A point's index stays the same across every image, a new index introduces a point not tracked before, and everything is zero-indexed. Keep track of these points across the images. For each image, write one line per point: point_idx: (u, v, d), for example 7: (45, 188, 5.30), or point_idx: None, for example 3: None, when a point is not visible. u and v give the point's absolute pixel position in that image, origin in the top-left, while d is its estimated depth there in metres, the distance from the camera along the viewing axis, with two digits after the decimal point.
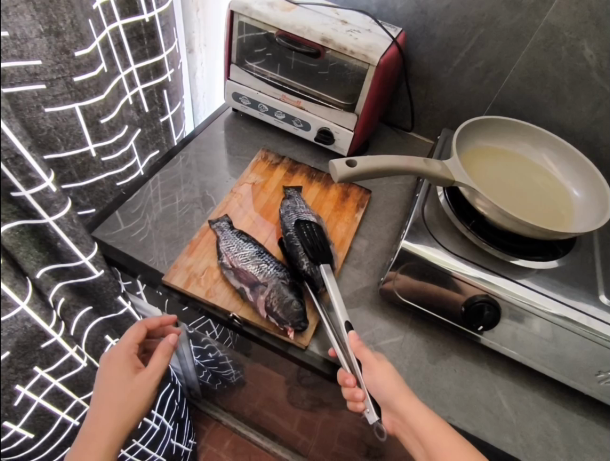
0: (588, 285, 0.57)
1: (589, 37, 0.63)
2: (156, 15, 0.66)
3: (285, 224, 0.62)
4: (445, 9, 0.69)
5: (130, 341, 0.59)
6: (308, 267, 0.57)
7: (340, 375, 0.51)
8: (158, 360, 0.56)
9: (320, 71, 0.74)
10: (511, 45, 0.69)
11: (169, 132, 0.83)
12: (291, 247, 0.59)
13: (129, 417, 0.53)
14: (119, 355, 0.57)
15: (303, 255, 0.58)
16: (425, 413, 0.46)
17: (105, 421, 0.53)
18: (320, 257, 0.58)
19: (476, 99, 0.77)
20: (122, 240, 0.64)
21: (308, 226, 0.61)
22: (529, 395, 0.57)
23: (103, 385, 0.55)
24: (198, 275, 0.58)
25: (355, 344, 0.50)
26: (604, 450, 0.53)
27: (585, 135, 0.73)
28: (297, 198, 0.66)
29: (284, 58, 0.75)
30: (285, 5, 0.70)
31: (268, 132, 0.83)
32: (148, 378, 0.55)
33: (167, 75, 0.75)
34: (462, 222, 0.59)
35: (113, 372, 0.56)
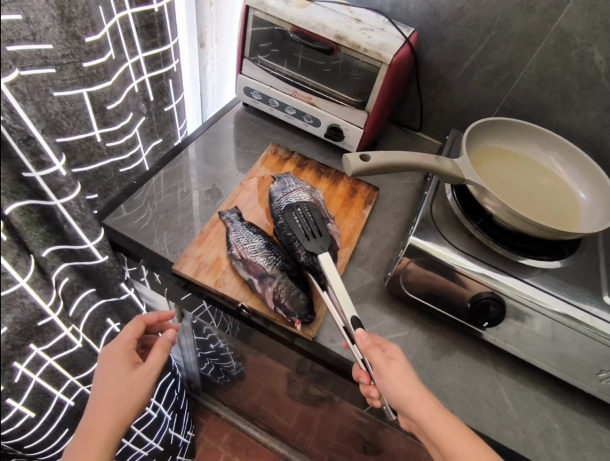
0: (593, 286, 0.58)
1: (599, 42, 0.64)
2: (165, 5, 0.67)
3: (280, 209, 0.61)
4: (457, 10, 0.70)
5: (129, 336, 0.59)
6: (306, 258, 0.55)
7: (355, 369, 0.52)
8: (157, 353, 0.57)
9: (326, 68, 0.74)
10: (521, 48, 0.69)
11: (173, 123, 0.84)
12: (287, 236, 0.57)
13: (127, 411, 0.53)
14: (118, 350, 0.58)
15: (300, 241, 0.56)
16: (439, 419, 0.45)
17: (104, 414, 0.52)
18: (318, 245, 0.56)
19: (485, 101, 0.78)
20: (124, 225, 0.62)
21: (305, 212, 0.60)
22: (531, 393, 0.58)
23: (102, 379, 0.55)
24: (207, 265, 0.59)
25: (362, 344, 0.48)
26: (603, 449, 0.54)
27: (591, 140, 0.73)
28: (293, 184, 0.65)
29: (291, 55, 0.75)
30: (300, 2, 0.70)
31: (277, 128, 0.84)
32: (147, 372, 0.55)
33: (173, 65, 0.76)
34: (469, 221, 0.60)
35: (112, 367, 0.56)
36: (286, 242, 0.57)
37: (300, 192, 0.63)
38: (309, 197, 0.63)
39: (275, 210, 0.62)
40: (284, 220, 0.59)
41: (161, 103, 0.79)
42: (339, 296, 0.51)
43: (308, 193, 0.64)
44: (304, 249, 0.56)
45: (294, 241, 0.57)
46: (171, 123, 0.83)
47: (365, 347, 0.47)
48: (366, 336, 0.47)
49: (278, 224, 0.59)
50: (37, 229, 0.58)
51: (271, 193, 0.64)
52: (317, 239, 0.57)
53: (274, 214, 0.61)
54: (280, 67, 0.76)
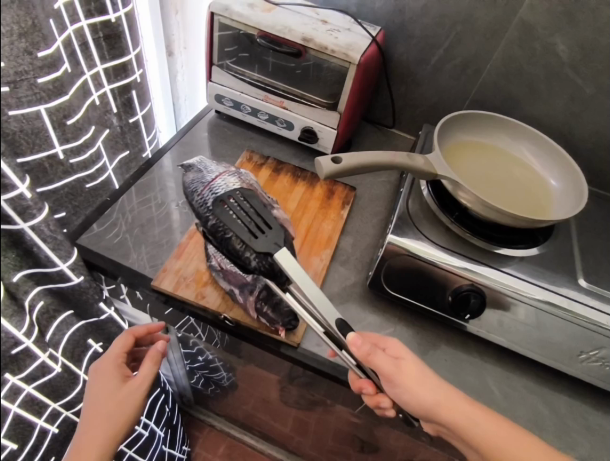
0: (569, 271, 0.59)
1: (562, 32, 0.65)
2: (123, 15, 0.65)
3: (208, 206, 0.49)
4: (422, 7, 0.70)
5: (118, 350, 0.59)
6: (258, 264, 0.46)
7: (355, 383, 0.51)
8: (147, 367, 0.57)
9: (297, 70, 0.74)
10: (487, 42, 0.70)
11: (140, 133, 0.81)
12: (225, 242, 0.47)
13: (117, 426, 0.54)
14: (108, 364, 0.58)
15: (245, 242, 0.46)
16: (455, 403, 0.47)
17: (95, 429, 0.54)
18: (269, 241, 0.47)
19: (455, 95, 0.79)
20: (95, 243, 0.62)
21: (240, 204, 0.49)
22: (518, 380, 0.58)
23: (92, 395, 0.56)
24: (187, 278, 0.58)
25: (359, 351, 0.46)
26: (590, 430, 0.55)
27: (561, 128, 0.75)
28: (219, 172, 0.53)
29: (262, 59, 0.76)
30: (265, 6, 0.69)
31: (251, 133, 0.83)
32: (136, 386, 0.56)
33: (136, 75, 0.73)
34: (446, 215, 0.61)
35: (102, 382, 0.57)
36: (224, 247, 0.48)
37: (227, 178, 0.52)
38: (240, 182, 0.52)
39: (196, 214, 0.50)
40: (215, 221, 0.48)
41: (124, 116, 0.76)
42: (316, 299, 0.46)
43: (236, 177, 0.53)
44: (251, 253, 0.46)
45: (235, 246, 0.46)
46: (140, 135, 0.81)
47: (365, 351, 0.47)
48: (364, 340, 0.47)
49: (211, 224, 0.48)
50: (6, 254, 0.55)
51: (187, 192, 0.53)
52: (263, 233, 0.47)
53: (201, 216, 0.50)
54: (250, 72, 0.76)
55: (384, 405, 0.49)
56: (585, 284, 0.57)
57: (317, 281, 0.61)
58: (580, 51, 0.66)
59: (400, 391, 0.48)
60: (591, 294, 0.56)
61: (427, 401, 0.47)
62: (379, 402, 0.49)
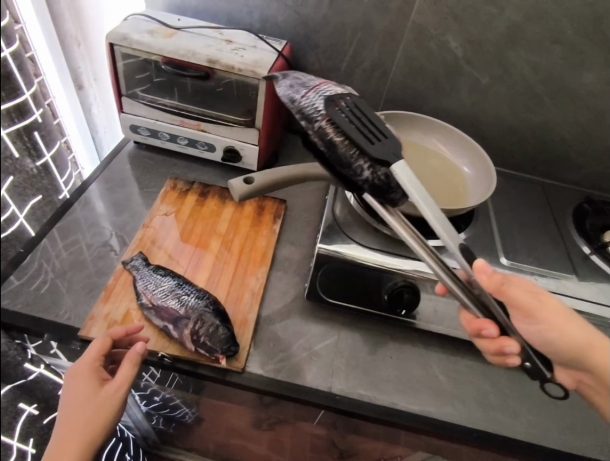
0: (490, 251, 0.63)
1: (452, 31, 0.70)
2: (8, 55, 0.62)
3: (318, 105, 0.44)
4: (322, 18, 0.72)
5: (96, 354, 0.50)
6: (368, 173, 0.42)
7: (472, 325, 0.44)
8: (125, 369, 0.50)
9: (217, 88, 0.72)
10: (388, 45, 0.73)
11: (51, 175, 0.79)
12: (331, 147, 0.43)
13: (95, 433, 0.49)
14: (85, 367, 0.51)
15: (361, 147, 0.41)
16: (555, 306, 0.46)
17: (72, 436, 0.49)
18: (387, 149, 0.42)
19: (369, 98, 0.82)
20: (23, 299, 0.58)
21: (350, 106, 0.44)
22: (461, 363, 0.61)
23: (70, 398, 0.50)
24: (117, 322, 0.55)
25: (485, 282, 0.42)
26: (531, 397, 0.59)
27: (468, 118, 0.80)
28: (305, 79, 0.49)
29: (179, 83, 0.73)
30: (166, 31, 0.68)
31: (174, 159, 0.81)
32: (114, 391, 0.50)
33: (36, 115, 0.72)
34: (370, 216, 0.63)
35: (79, 388, 0.50)
36: (329, 150, 0.43)
37: (331, 86, 0.47)
38: (346, 90, 0.48)
39: (299, 120, 0.45)
40: (328, 129, 0.43)
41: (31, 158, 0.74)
42: (441, 226, 0.41)
43: (341, 87, 0.48)
44: (362, 161, 0.42)
45: (344, 152, 0.42)
46: (51, 175, 0.79)
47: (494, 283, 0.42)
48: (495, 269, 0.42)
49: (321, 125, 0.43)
50: None
51: (287, 102, 0.47)
52: (375, 141, 0.42)
53: (306, 119, 0.44)
54: (164, 100, 0.74)
55: (511, 350, 0.44)
56: (506, 261, 0.62)
57: (256, 301, 0.60)
58: (471, 46, 0.71)
59: (543, 328, 0.46)
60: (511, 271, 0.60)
61: (558, 342, 0.46)
62: (504, 346, 0.44)
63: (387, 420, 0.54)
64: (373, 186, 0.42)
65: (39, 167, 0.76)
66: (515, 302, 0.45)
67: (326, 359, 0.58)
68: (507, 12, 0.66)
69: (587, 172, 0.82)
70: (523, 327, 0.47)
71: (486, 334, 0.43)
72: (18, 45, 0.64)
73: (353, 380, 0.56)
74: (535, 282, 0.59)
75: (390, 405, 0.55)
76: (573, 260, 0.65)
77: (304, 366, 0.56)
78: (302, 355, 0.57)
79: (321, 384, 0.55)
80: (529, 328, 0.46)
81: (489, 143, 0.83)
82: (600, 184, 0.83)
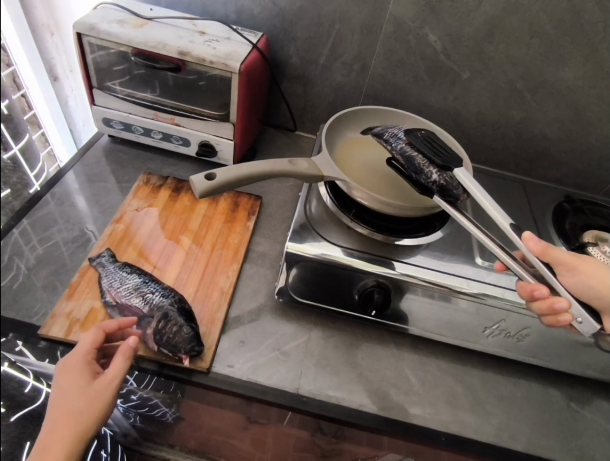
0: (466, 251, 0.62)
1: (429, 24, 0.68)
2: None
3: (397, 135, 0.60)
4: (298, 9, 0.70)
5: (89, 344, 0.49)
6: (438, 178, 0.54)
7: (524, 290, 0.49)
8: (118, 362, 0.48)
9: (199, 82, 0.70)
10: (366, 38, 0.72)
11: None
12: (410, 160, 0.57)
13: (85, 425, 0.47)
14: (78, 357, 0.48)
15: (429, 159, 0.56)
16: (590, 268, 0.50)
17: (62, 429, 0.46)
18: (451, 161, 0.56)
19: (349, 92, 0.80)
20: None
21: (424, 134, 0.60)
22: (433, 364, 0.60)
23: (59, 390, 0.47)
24: (79, 320, 0.54)
25: (532, 248, 0.49)
26: (502, 399, 0.58)
27: (449, 114, 0.79)
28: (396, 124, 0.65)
29: (160, 75, 0.72)
30: (136, 22, 0.66)
31: (149, 154, 0.80)
32: (109, 380, 0.48)
33: None
34: (344, 213, 0.61)
35: (69, 381, 0.48)
36: (407, 162, 0.57)
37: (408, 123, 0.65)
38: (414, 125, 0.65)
39: (386, 146, 0.61)
40: (407, 148, 0.58)
41: None
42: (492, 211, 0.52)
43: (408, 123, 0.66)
44: (432, 168, 0.55)
45: (419, 162, 0.56)
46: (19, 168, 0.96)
47: (541, 248, 0.49)
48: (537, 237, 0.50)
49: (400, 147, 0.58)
50: None
51: (380, 134, 0.63)
52: (441, 157, 0.56)
53: (389, 144, 0.61)
54: (144, 94, 0.73)
55: (561, 306, 0.46)
56: (481, 261, 0.60)
57: (225, 299, 0.59)
58: (450, 39, 0.69)
59: (586, 277, 0.49)
60: (485, 270, 0.59)
61: (600, 288, 0.48)
62: (554, 303, 0.46)
63: (355, 423, 0.53)
64: (441, 189, 0.54)
65: None
66: (558, 260, 0.49)
67: (296, 359, 0.57)
68: (485, 6, 0.65)
69: (569, 170, 0.81)
70: (570, 282, 0.49)
71: (538, 296, 0.48)
72: None
73: (322, 381, 0.55)
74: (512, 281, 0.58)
75: (359, 407, 0.54)
76: None
77: (271, 367, 0.55)
78: (270, 356, 0.56)
79: (289, 385, 0.54)
80: (578, 281, 0.49)
81: (471, 139, 0.81)
82: (583, 182, 0.82)
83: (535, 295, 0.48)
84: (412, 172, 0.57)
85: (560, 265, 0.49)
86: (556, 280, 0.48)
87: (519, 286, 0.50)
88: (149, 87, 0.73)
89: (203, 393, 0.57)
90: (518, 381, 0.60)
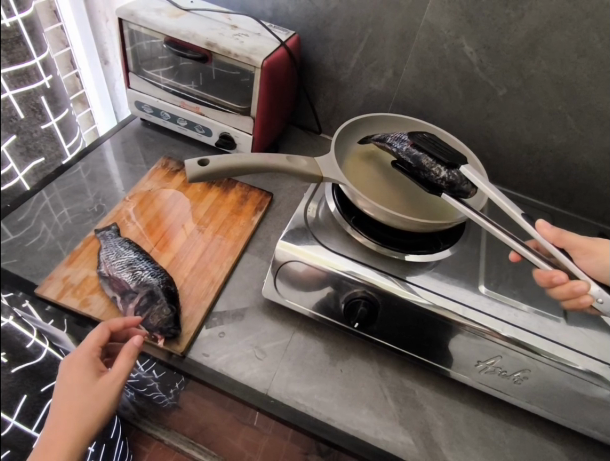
0: (470, 276, 0.57)
1: (466, 34, 0.65)
2: (20, 20, 0.71)
3: (402, 138, 0.60)
4: (332, 10, 0.70)
5: (96, 341, 0.50)
6: (446, 176, 0.54)
7: (542, 277, 0.49)
8: (122, 361, 0.49)
9: (243, 78, 0.70)
10: (399, 45, 0.70)
11: (56, 141, 0.89)
12: (417, 160, 0.57)
13: (86, 421, 0.46)
14: (84, 354, 0.50)
15: (434, 159, 0.56)
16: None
17: (63, 426, 0.46)
18: (456, 162, 0.56)
19: (378, 99, 0.78)
20: (6, 249, 0.63)
21: (427, 136, 0.60)
22: (416, 390, 0.56)
23: (63, 387, 0.48)
24: (73, 286, 0.57)
25: (546, 234, 0.52)
26: (487, 442, 0.53)
27: (479, 131, 0.74)
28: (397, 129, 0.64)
29: (206, 69, 0.74)
30: (174, 12, 0.69)
31: (175, 140, 0.83)
32: (112, 375, 0.49)
33: (45, 81, 0.81)
34: (344, 218, 0.60)
35: (73, 376, 0.49)
36: (414, 163, 0.57)
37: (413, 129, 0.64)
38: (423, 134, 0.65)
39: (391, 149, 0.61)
40: (413, 149, 0.58)
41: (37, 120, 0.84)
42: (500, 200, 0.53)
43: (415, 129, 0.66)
44: (440, 167, 0.55)
45: (426, 161, 0.56)
46: (56, 140, 0.88)
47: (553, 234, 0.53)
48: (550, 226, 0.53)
49: (405, 148, 0.58)
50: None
51: (384, 137, 0.62)
52: (447, 156, 0.56)
53: (393, 148, 0.60)
54: (189, 87, 0.75)
55: (582, 288, 0.46)
56: (485, 290, 0.56)
57: (213, 289, 0.59)
58: (487, 52, 0.66)
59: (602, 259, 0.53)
60: (487, 299, 0.54)
61: None
62: (575, 286, 0.47)
63: (319, 436, 0.51)
64: (449, 186, 0.55)
65: (44, 130, 0.86)
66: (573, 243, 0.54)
67: (272, 360, 0.55)
68: (528, 18, 0.61)
69: None
70: (586, 264, 0.53)
71: (557, 282, 0.48)
72: (31, 12, 0.73)
73: (293, 387, 0.54)
74: (514, 315, 0.53)
75: (325, 421, 0.51)
76: None
77: (245, 363, 0.54)
78: (245, 352, 0.55)
79: (259, 384, 0.53)
80: (593, 262, 0.53)
81: (502, 160, 0.76)
82: None
83: (554, 282, 0.48)
84: (419, 170, 0.57)
85: (575, 248, 0.54)
86: (573, 265, 0.49)
87: (537, 274, 0.50)
88: (193, 79, 0.76)
89: (181, 379, 0.58)
90: (509, 427, 0.54)
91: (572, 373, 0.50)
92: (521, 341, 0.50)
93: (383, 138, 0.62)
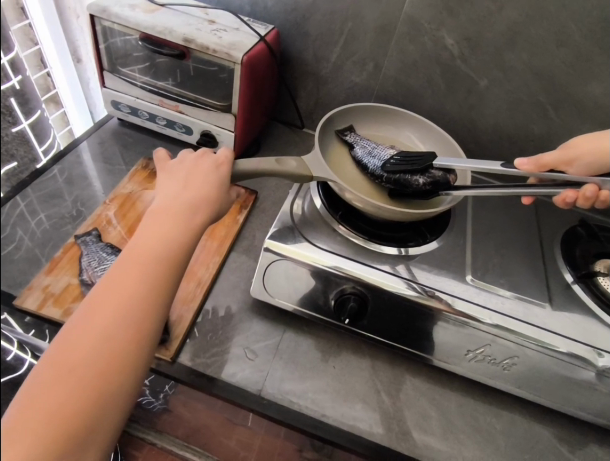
0: (458, 267, 0.58)
1: (446, 26, 0.65)
2: None
3: (371, 161, 0.61)
4: (312, 3, 0.69)
5: (134, 279, 0.38)
6: (425, 181, 0.56)
7: (557, 201, 0.50)
8: (203, 204, 0.44)
9: (221, 74, 0.68)
10: (380, 38, 0.69)
11: (29, 145, 0.89)
12: (397, 180, 0.58)
13: (106, 384, 0.34)
14: (109, 297, 0.37)
15: (408, 170, 0.57)
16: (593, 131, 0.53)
17: (68, 393, 0.33)
18: (424, 165, 0.57)
19: (360, 93, 0.78)
20: None
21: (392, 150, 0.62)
22: (409, 382, 0.57)
23: (72, 338, 0.35)
24: (55, 295, 0.55)
25: (529, 170, 0.51)
26: (479, 429, 0.54)
27: (462, 121, 0.75)
28: (360, 141, 0.64)
29: (183, 65, 0.71)
30: (148, 7, 0.67)
31: (155, 139, 0.81)
32: (144, 327, 0.37)
33: (14, 82, 0.83)
34: (331, 214, 0.60)
35: (172, 218, 0.42)
36: (397, 184, 0.58)
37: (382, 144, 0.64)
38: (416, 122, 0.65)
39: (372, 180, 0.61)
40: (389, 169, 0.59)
41: None
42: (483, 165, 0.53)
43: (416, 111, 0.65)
44: (416, 176, 0.56)
45: (403, 177, 0.57)
46: (28, 143, 0.89)
47: (534, 166, 0.50)
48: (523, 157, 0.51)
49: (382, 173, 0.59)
50: None
51: (360, 161, 0.62)
52: (416, 163, 0.58)
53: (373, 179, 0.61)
54: (163, 83, 0.73)
55: (592, 190, 0.46)
56: (472, 279, 0.56)
57: (201, 291, 0.58)
58: (467, 44, 0.66)
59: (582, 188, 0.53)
60: (474, 289, 0.55)
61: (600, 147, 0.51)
62: (585, 193, 0.46)
63: (313, 433, 0.51)
64: (432, 185, 0.56)
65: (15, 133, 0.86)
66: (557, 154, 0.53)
67: (263, 360, 0.55)
68: (507, 9, 0.61)
69: None
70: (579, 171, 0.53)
71: (570, 200, 0.48)
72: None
73: (286, 386, 0.53)
74: (501, 304, 0.54)
75: (320, 418, 0.51)
76: (552, 288, 0.58)
77: (237, 365, 0.54)
78: (237, 353, 0.55)
79: (252, 385, 0.53)
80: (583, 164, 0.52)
81: (484, 150, 0.77)
82: None
83: (570, 203, 0.48)
84: (406, 189, 0.58)
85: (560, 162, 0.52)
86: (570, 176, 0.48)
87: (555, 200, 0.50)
88: (170, 76, 0.73)
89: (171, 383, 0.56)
90: (500, 414, 0.55)
91: (558, 358, 0.51)
92: (509, 329, 0.51)
93: (358, 170, 0.63)
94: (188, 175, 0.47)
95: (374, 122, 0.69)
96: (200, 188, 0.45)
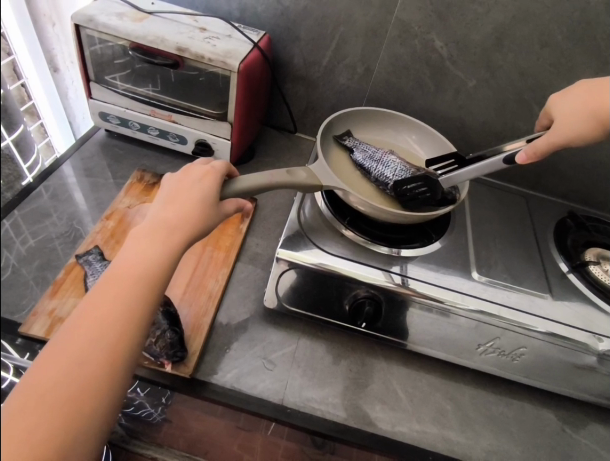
0: (463, 264, 0.60)
1: (436, 29, 0.67)
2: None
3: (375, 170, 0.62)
4: (303, 9, 0.69)
5: (116, 298, 0.37)
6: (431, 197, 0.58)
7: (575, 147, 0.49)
8: (184, 224, 0.43)
9: (200, 78, 0.67)
10: (370, 42, 0.70)
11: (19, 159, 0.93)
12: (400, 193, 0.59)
13: (83, 405, 0.33)
14: (91, 317, 0.36)
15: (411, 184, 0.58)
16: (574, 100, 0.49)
17: (41, 415, 0.31)
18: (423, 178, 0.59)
19: (352, 95, 0.78)
20: None
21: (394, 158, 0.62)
22: (423, 379, 0.58)
23: (51, 357, 0.33)
24: (62, 319, 0.53)
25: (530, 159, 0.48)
26: (493, 418, 0.56)
27: (452, 121, 0.77)
28: (361, 146, 0.65)
29: (161, 70, 0.69)
30: (136, 15, 0.65)
31: (146, 150, 0.80)
32: (123, 348, 0.36)
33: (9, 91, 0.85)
34: (338, 220, 0.61)
35: (154, 237, 0.41)
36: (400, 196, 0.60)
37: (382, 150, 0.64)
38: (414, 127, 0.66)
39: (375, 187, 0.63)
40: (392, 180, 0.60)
41: None
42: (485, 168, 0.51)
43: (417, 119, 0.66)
44: (423, 190, 0.58)
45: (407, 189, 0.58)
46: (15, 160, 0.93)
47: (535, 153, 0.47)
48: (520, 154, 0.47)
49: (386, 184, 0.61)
50: None
51: (362, 165, 0.64)
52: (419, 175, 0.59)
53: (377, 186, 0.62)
54: (145, 89, 0.71)
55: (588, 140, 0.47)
56: (478, 276, 0.58)
57: (212, 305, 0.58)
58: (456, 46, 0.68)
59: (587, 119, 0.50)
60: (481, 286, 0.57)
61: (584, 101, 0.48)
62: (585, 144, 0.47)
63: (337, 438, 0.51)
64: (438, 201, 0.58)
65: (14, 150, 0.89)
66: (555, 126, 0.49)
67: (281, 368, 0.55)
68: (493, 13, 0.63)
69: (573, 184, 0.79)
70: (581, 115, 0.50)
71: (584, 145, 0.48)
72: None
73: (307, 392, 0.54)
74: (507, 297, 0.56)
75: (343, 421, 0.52)
76: (550, 278, 0.61)
77: (256, 376, 0.54)
78: (255, 364, 0.55)
79: (273, 395, 0.53)
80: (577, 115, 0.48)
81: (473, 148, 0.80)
82: (590, 198, 0.80)
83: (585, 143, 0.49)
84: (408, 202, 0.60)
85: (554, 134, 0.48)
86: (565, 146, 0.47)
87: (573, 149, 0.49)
88: (150, 82, 0.71)
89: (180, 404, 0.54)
90: (510, 402, 0.58)
91: (563, 346, 0.53)
92: (516, 321, 0.53)
93: (362, 175, 0.64)
94: (175, 195, 0.46)
95: (370, 126, 0.70)
96: (184, 208, 0.45)
